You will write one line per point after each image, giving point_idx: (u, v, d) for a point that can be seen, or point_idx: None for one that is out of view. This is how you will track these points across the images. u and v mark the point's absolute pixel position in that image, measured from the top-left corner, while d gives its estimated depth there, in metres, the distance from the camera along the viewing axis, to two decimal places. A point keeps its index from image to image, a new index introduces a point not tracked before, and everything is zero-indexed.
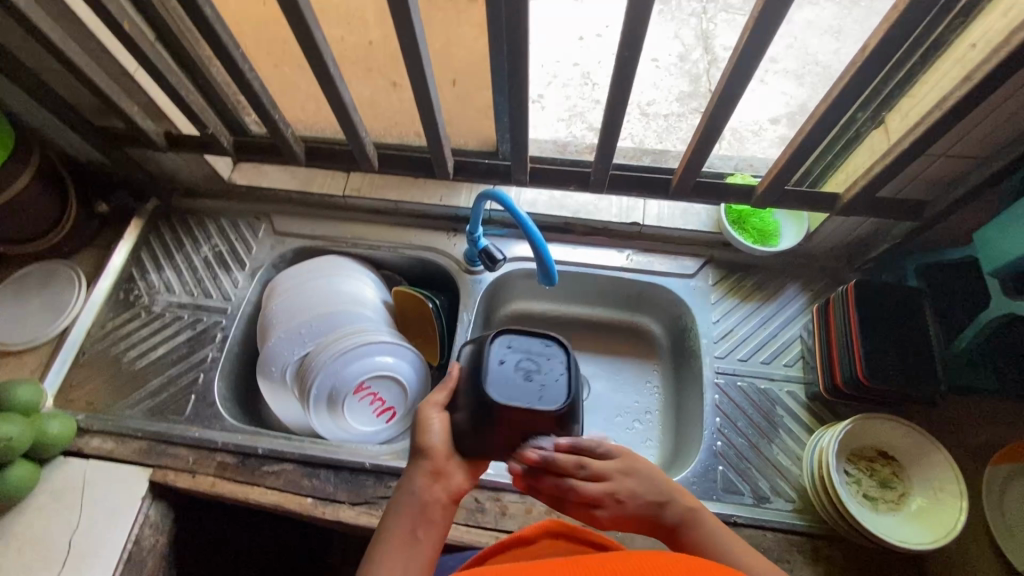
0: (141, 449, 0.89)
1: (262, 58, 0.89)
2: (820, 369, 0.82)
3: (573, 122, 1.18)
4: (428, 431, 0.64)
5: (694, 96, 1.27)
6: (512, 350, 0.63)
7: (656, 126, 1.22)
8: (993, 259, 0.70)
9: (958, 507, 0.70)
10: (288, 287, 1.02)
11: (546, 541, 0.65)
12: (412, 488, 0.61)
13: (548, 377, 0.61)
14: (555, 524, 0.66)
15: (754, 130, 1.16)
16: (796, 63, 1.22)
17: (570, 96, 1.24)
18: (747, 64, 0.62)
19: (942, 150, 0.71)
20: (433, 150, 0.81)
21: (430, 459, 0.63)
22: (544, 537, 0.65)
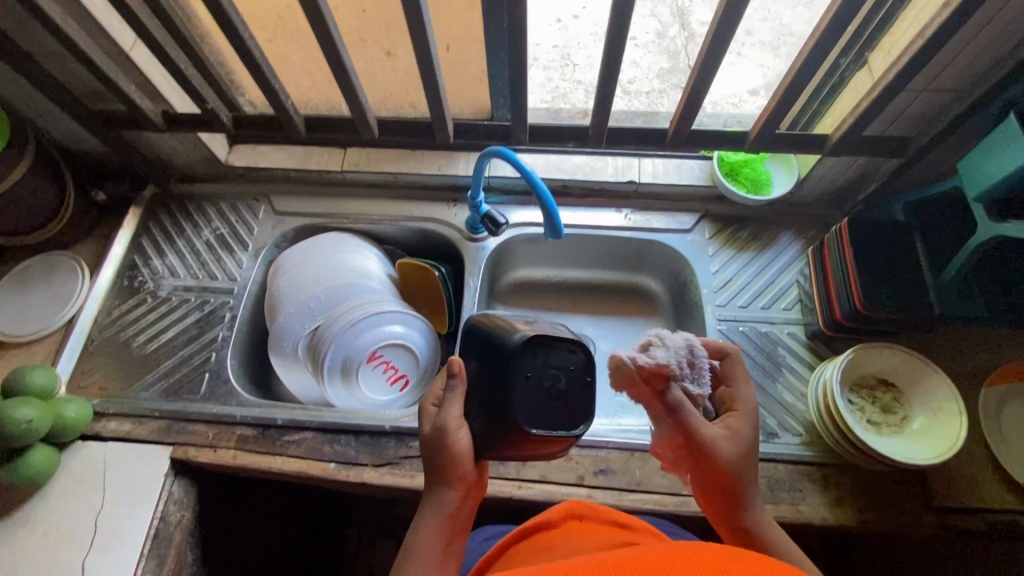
0: (160, 429, 0.90)
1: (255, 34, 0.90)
2: (820, 307, 0.86)
3: (555, 103, 1.21)
4: (445, 449, 0.60)
5: (674, 72, 1.29)
6: (532, 362, 0.58)
7: (639, 103, 1.25)
8: (979, 185, 0.73)
9: (957, 423, 0.74)
10: (293, 264, 1.02)
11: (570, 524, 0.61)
12: (441, 507, 0.60)
13: (568, 394, 0.57)
14: (576, 506, 0.63)
15: (733, 102, 1.19)
16: (771, 34, 1.24)
17: (551, 78, 1.26)
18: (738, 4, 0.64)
19: (925, 84, 0.74)
20: (434, 114, 0.82)
21: (450, 474, 0.60)
22: (565, 520, 0.62)
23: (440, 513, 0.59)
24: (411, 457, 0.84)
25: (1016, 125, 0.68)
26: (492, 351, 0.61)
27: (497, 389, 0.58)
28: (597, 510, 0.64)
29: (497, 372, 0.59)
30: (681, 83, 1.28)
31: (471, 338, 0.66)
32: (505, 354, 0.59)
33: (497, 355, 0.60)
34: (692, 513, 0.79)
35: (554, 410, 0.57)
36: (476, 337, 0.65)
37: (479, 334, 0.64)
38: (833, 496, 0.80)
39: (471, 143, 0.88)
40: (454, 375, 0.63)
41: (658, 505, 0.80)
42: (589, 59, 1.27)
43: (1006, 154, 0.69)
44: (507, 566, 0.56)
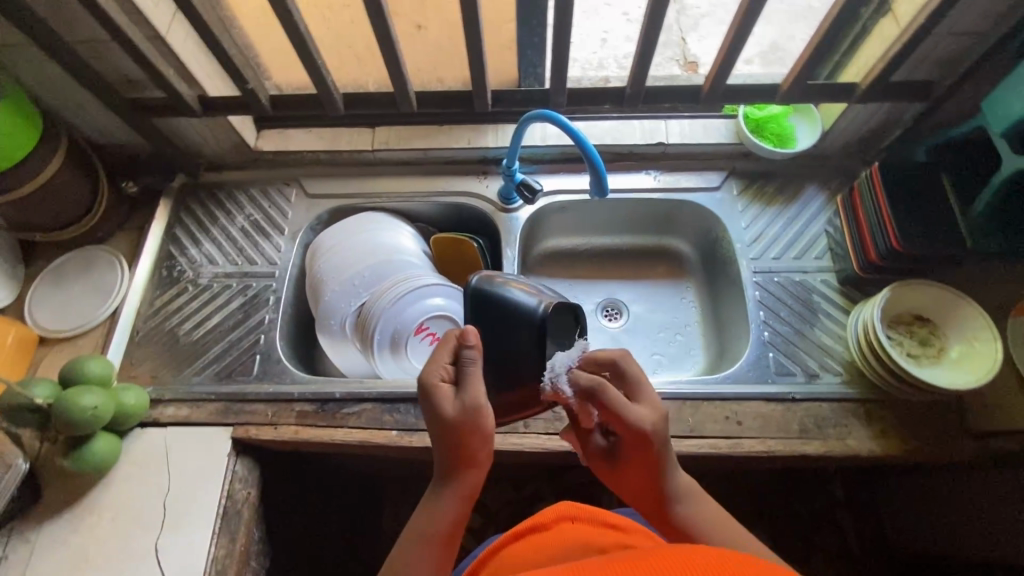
0: (218, 410, 0.91)
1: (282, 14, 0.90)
2: (854, 251, 0.90)
3: None
4: (452, 437, 0.62)
5: (668, 46, 1.30)
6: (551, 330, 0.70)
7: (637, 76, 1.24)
8: (1004, 120, 0.77)
9: (994, 349, 0.78)
10: (332, 244, 1.04)
11: (562, 523, 0.72)
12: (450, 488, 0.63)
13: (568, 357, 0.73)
14: (568, 508, 0.74)
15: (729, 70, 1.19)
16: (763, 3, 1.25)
17: None
18: None
19: (950, 27, 0.77)
20: (474, 83, 0.83)
21: (459, 460, 0.63)
22: (559, 521, 0.72)
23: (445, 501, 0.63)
24: None
25: None
26: (512, 315, 0.72)
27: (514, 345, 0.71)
28: (590, 512, 0.74)
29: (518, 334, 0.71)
30: (676, 56, 1.29)
31: (483, 303, 0.73)
32: (529, 318, 0.71)
33: (518, 318, 0.71)
34: (746, 453, 0.83)
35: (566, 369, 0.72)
36: (488, 303, 0.73)
37: (492, 298, 0.73)
38: (878, 429, 0.84)
39: (509, 111, 0.90)
40: (470, 348, 0.63)
41: (714, 448, 0.83)
42: (583, 37, 1.28)
43: None
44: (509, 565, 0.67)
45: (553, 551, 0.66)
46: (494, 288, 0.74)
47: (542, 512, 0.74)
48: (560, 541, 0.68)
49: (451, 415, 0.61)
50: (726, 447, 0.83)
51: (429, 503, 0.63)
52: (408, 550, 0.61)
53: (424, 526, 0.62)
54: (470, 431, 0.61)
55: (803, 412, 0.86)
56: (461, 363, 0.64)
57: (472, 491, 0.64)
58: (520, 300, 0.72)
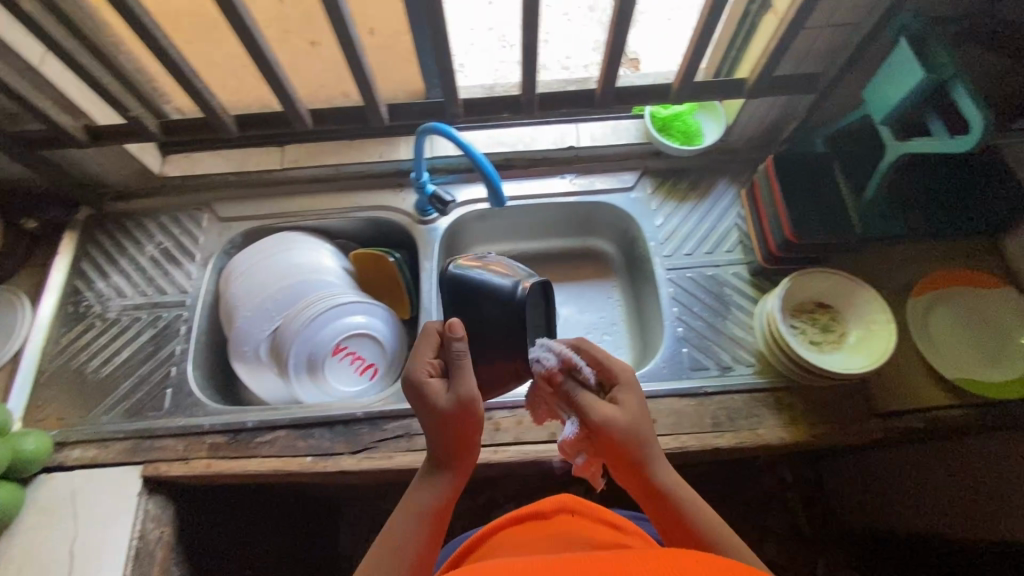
0: (127, 449, 0.88)
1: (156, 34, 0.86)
2: (757, 244, 0.92)
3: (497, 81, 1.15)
4: (449, 430, 0.62)
5: None
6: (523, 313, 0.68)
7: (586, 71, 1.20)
8: (881, 108, 0.78)
9: (888, 332, 0.80)
10: (244, 269, 1.01)
11: (562, 514, 0.76)
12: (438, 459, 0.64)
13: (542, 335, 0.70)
14: (571, 501, 0.79)
15: None
16: None
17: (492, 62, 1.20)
18: None
19: (828, 21, 0.78)
20: (365, 99, 0.82)
21: (449, 445, 0.63)
22: (561, 511, 0.77)
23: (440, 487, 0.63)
24: (387, 440, 0.86)
25: (908, 49, 0.72)
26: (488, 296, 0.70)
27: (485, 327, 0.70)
28: (591, 507, 0.78)
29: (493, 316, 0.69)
30: None
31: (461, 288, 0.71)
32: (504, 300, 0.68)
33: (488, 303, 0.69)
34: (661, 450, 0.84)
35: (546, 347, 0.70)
36: (463, 288, 0.71)
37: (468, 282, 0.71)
38: (787, 417, 0.86)
39: (409, 124, 0.89)
40: (455, 340, 0.62)
41: None
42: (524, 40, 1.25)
43: (902, 77, 0.74)
44: (503, 544, 0.72)
45: (552, 534, 0.71)
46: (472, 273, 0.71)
47: (547, 502, 0.79)
48: (559, 528, 0.73)
49: (445, 404, 0.61)
50: None
51: (420, 492, 0.64)
52: (398, 519, 0.62)
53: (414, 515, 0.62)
54: (464, 422, 0.61)
55: (716, 406, 0.87)
56: (451, 355, 0.62)
57: (461, 470, 0.66)
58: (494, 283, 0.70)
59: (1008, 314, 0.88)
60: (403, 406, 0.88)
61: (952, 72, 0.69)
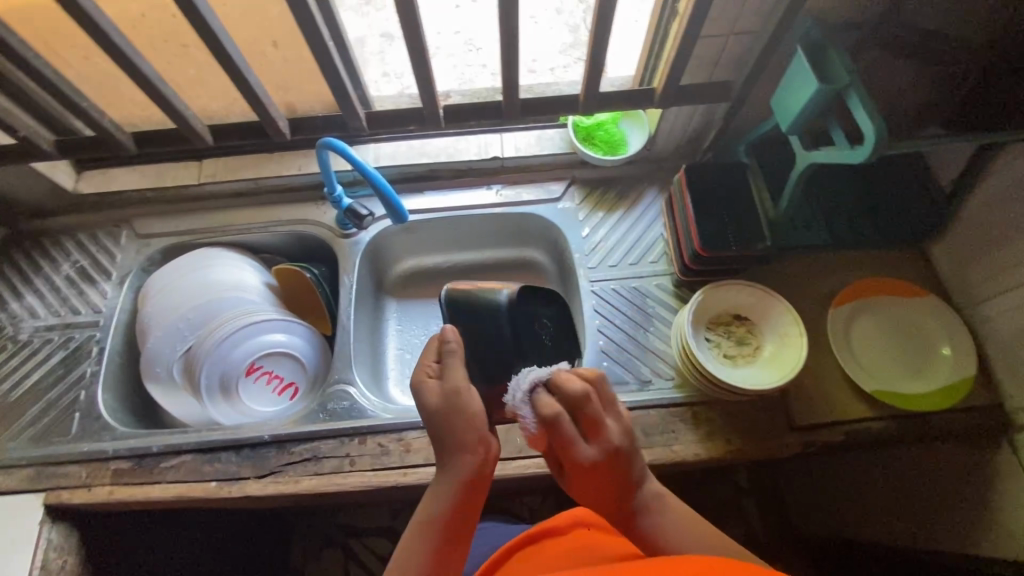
0: (29, 476, 0.86)
1: (49, 50, 0.84)
2: (674, 256, 0.90)
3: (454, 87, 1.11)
4: (471, 419, 0.60)
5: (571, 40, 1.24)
6: (530, 313, 0.71)
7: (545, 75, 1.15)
8: (786, 119, 0.77)
9: (799, 345, 0.79)
10: (160, 288, 0.99)
11: (577, 531, 0.72)
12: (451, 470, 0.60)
13: (561, 335, 0.73)
14: (585, 514, 0.75)
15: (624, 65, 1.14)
16: None
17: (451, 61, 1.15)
18: None
19: (727, 29, 0.77)
20: (259, 113, 0.82)
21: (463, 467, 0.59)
22: (574, 526, 0.73)
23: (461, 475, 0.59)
24: (294, 463, 0.84)
25: (803, 59, 0.71)
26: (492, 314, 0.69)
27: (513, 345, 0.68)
28: (607, 520, 0.74)
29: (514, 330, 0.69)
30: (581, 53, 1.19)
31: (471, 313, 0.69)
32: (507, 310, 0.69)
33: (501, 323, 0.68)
34: None
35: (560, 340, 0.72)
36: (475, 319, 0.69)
37: (474, 308, 0.69)
38: (704, 432, 0.84)
39: (313, 138, 0.87)
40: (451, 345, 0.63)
41: (542, 469, 0.82)
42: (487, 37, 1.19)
43: (800, 87, 0.72)
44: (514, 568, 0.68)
45: (567, 555, 0.67)
46: (469, 297, 0.69)
47: (561, 517, 0.75)
48: (573, 546, 0.69)
49: (462, 398, 0.60)
50: None
51: (439, 482, 0.60)
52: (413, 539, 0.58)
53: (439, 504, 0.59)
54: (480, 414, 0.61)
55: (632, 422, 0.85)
56: (444, 356, 0.63)
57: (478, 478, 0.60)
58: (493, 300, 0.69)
59: (931, 324, 0.87)
60: (312, 428, 0.85)
61: (846, 82, 0.68)
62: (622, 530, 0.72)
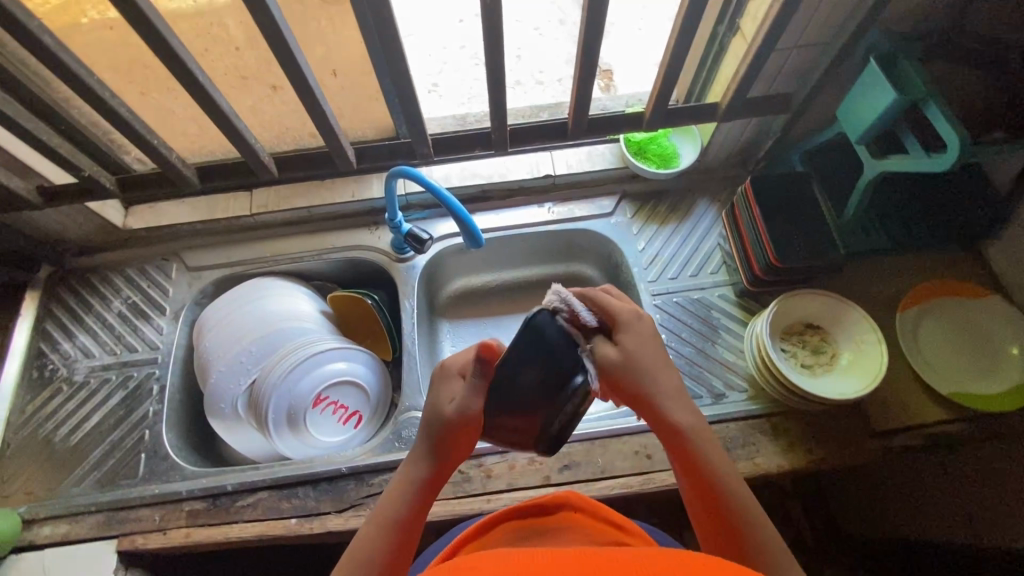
0: (100, 522, 0.83)
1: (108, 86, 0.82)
2: (741, 267, 0.90)
3: (473, 104, 1.13)
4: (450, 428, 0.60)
5: None
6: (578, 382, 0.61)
7: (557, 91, 1.17)
8: (855, 129, 0.78)
9: (878, 352, 0.79)
10: (218, 321, 0.97)
11: (563, 512, 0.69)
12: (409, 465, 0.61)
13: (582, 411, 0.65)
14: (572, 496, 0.71)
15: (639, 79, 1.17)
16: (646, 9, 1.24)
17: (467, 79, 1.17)
18: (601, 6, 0.65)
19: (794, 43, 0.78)
20: (329, 143, 0.82)
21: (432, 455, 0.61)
22: (561, 509, 0.70)
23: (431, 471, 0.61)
24: (374, 495, 0.82)
25: (877, 69, 0.72)
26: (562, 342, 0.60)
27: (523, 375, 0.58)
28: (594, 504, 0.70)
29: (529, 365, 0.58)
30: None
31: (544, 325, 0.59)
32: (569, 346, 0.60)
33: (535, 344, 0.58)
34: (659, 487, 0.81)
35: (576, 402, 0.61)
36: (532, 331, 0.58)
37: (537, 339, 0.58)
38: (784, 443, 0.84)
39: (378, 165, 0.86)
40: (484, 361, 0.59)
41: (627, 488, 0.81)
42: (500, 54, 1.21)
43: (873, 97, 0.73)
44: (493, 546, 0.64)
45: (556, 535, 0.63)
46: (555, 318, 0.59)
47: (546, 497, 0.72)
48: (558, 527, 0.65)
49: (449, 410, 0.60)
50: (638, 484, 0.81)
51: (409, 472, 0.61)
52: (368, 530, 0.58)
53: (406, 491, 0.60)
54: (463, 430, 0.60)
55: (711, 436, 0.85)
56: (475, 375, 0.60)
57: (441, 467, 0.61)
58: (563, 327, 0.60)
59: (998, 325, 0.87)
60: (389, 457, 0.84)
61: (924, 92, 0.69)
62: (610, 517, 0.68)
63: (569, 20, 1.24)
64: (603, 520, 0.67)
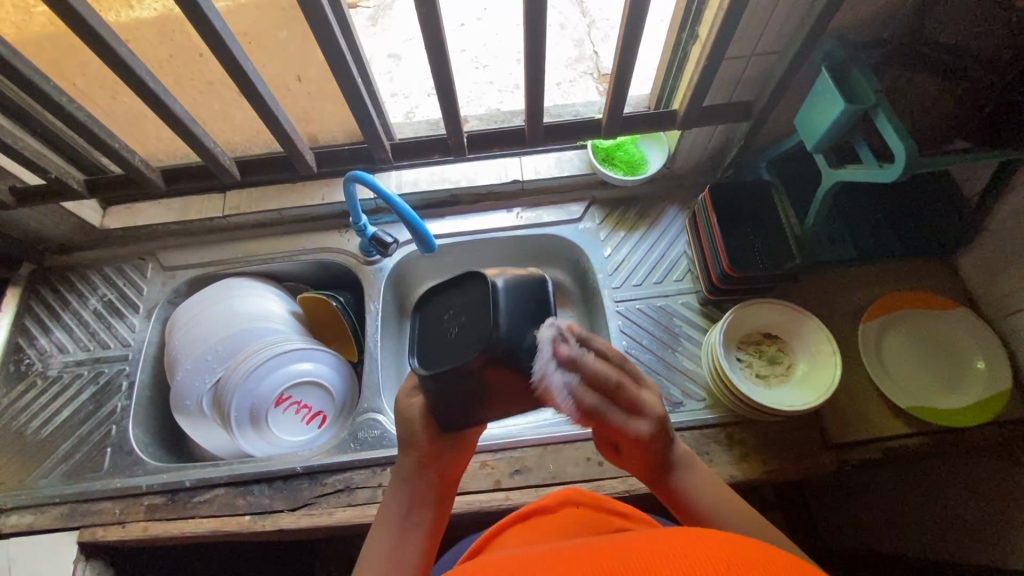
0: (62, 514, 0.86)
1: (78, 91, 0.84)
2: (701, 275, 0.90)
3: (471, 106, 1.15)
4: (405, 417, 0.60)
5: (583, 60, 1.21)
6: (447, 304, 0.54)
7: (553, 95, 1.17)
8: (811, 139, 0.77)
9: (833, 364, 0.78)
10: (186, 320, 0.99)
11: (566, 508, 0.69)
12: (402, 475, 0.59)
13: (474, 317, 0.51)
14: (574, 493, 0.71)
15: None
16: None
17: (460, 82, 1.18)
18: (542, 16, 0.65)
19: (749, 51, 0.77)
20: (287, 148, 0.83)
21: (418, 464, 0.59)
22: (563, 505, 0.70)
23: (412, 471, 0.59)
24: (326, 495, 0.83)
25: (827, 79, 0.71)
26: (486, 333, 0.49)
27: (441, 296, 0.55)
28: (599, 499, 0.71)
29: (462, 291, 0.54)
30: (590, 69, 1.20)
31: (514, 332, 0.49)
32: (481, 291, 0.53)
33: (482, 279, 0.51)
34: (607, 495, 0.81)
35: (435, 351, 0.52)
36: (523, 289, 0.52)
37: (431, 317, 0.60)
38: (738, 453, 0.83)
39: (338, 169, 0.87)
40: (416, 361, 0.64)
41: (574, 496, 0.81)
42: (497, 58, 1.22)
43: (826, 107, 0.72)
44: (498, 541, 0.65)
45: (551, 530, 0.63)
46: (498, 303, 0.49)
47: (549, 498, 0.72)
48: (556, 523, 0.65)
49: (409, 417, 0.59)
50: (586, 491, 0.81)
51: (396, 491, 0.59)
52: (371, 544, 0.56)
53: (398, 503, 0.58)
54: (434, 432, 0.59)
55: None
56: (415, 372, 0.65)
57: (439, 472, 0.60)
58: (499, 318, 0.48)
59: (961, 339, 0.86)
60: (344, 458, 0.86)
61: (873, 101, 0.68)
62: (620, 511, 0.68)
63: (569, 25, 1.25)
64: (606, 512, 0.67)
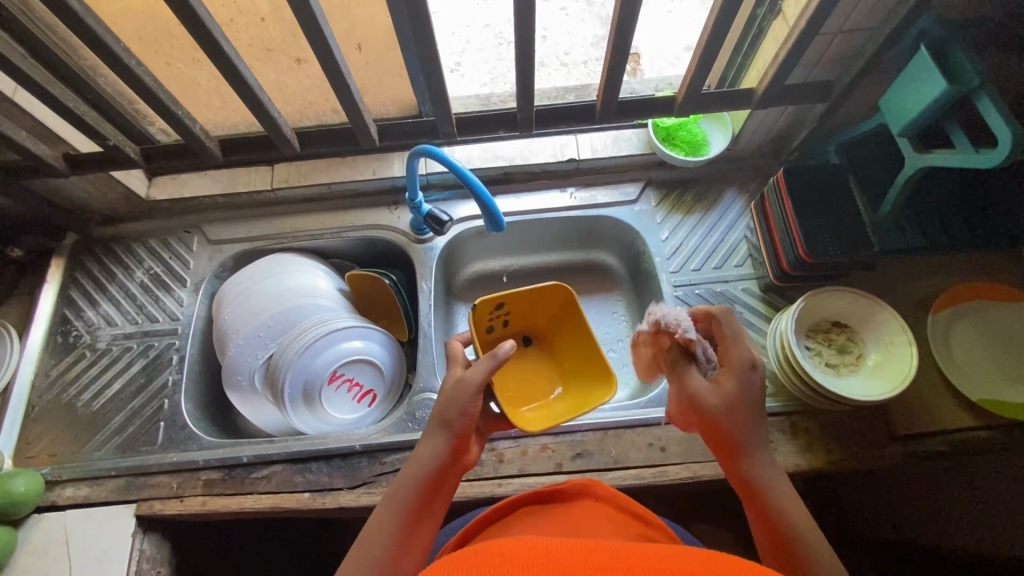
0: (119, 487, 0.85)
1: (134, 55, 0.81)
2: (769, 261, 0.88)
3: (495, 84, 1.10)
4: (465, 410, 0.63)
5: None
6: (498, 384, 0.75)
7: (578, 75, 1.13)
8: (900, 121, 0.74)
9: (908, 355, 0.76)
10: (237, 293, 0.97)
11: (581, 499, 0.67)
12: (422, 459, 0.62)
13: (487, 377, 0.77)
14: (591, 484, 0.69)
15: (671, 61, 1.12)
16: None
17: (488, 58, 1.13)
18: None
19: (839, 27, 0.74)
20: (352, 118, 0.81)
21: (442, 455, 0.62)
22: (581, 496, 0.68)
23: (437, 457, 0.62)
24: (387, 473, 0.83)
25: (926, 57, 0.68)
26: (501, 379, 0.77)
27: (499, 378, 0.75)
28: (618, 495, 0.67)
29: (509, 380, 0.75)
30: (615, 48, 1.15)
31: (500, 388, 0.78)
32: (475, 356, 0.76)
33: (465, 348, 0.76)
34: (671, 480, 0.80)
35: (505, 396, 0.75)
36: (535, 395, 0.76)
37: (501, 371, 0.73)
38: (803, 442, 0.82)
39: (401, 143, 0.85)
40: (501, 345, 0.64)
41: (639, 480, 0.80)
42: None
43: (922, 86, 0.69)
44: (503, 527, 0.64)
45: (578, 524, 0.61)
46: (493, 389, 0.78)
47: (568, 484, 0.70)
48: (578, 514, 0.63)
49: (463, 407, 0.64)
50: (650, 476, 0.80)
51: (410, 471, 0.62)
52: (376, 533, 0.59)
53: (409, 481, 0.62)
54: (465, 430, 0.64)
55: None
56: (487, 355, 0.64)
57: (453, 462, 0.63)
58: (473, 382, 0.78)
59: None
60: (402, 437, 0.85)
61: (976, 83, 0.65)
62: (634, 510, 0.65)
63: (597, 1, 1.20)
64: (619, 509, 0.64)
